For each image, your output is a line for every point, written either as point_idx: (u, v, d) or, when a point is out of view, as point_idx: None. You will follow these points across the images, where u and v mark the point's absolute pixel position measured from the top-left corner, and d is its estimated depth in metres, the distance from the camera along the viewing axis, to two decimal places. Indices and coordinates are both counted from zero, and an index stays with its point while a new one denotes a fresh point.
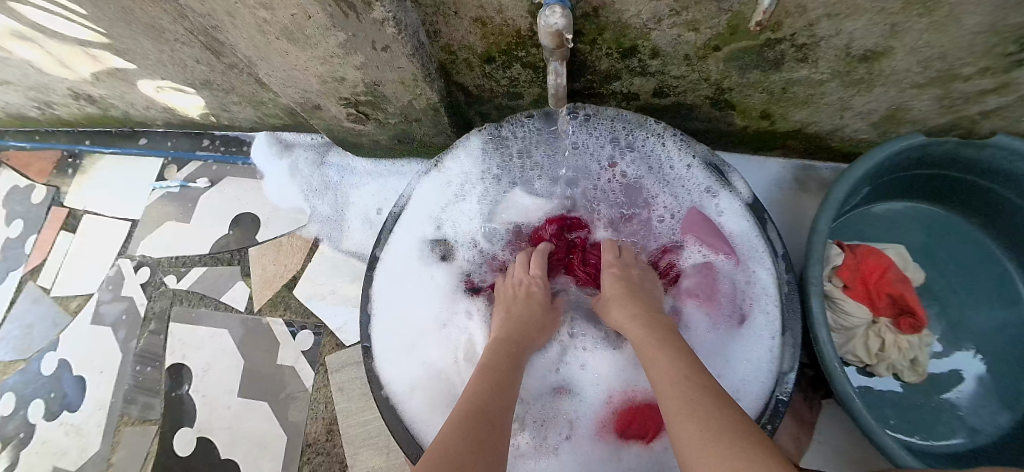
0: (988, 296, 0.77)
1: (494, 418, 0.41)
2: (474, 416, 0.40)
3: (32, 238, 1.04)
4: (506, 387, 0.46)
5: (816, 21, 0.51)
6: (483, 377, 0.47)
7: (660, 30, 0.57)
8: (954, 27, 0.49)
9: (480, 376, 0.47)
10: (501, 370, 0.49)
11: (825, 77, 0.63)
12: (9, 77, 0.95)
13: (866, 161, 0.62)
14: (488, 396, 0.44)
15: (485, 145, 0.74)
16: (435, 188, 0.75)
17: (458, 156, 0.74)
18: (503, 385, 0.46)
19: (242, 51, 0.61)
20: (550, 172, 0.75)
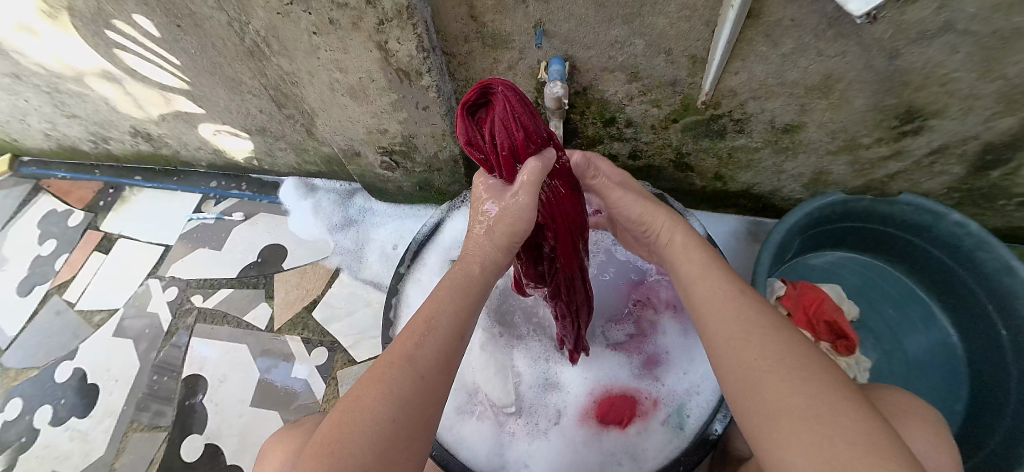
0: (914, 326, 0.91)
1: (422, 407, 0.33)
2: (397, 407, 0.32)
3: (63, 256, 1.11)
4: (449, 351, 0.37)
5: (745, 101, 0.71)
6: (423, 334, 0.37)
7: (632, 106, 0.76)
8: (847, 106, 0.68)
9: (417, 332, 0.38)
10: (446, 327, 0.38)
11: (759, 145, 0.81)
12: (80, 112, 1.08)
13: (796, 213, 0.79)
14: (423, 370, 0.35)
15: None
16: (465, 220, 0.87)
17: None
18: (444, 348, 0.37)
19: (309, 103, 0.77)
20: None
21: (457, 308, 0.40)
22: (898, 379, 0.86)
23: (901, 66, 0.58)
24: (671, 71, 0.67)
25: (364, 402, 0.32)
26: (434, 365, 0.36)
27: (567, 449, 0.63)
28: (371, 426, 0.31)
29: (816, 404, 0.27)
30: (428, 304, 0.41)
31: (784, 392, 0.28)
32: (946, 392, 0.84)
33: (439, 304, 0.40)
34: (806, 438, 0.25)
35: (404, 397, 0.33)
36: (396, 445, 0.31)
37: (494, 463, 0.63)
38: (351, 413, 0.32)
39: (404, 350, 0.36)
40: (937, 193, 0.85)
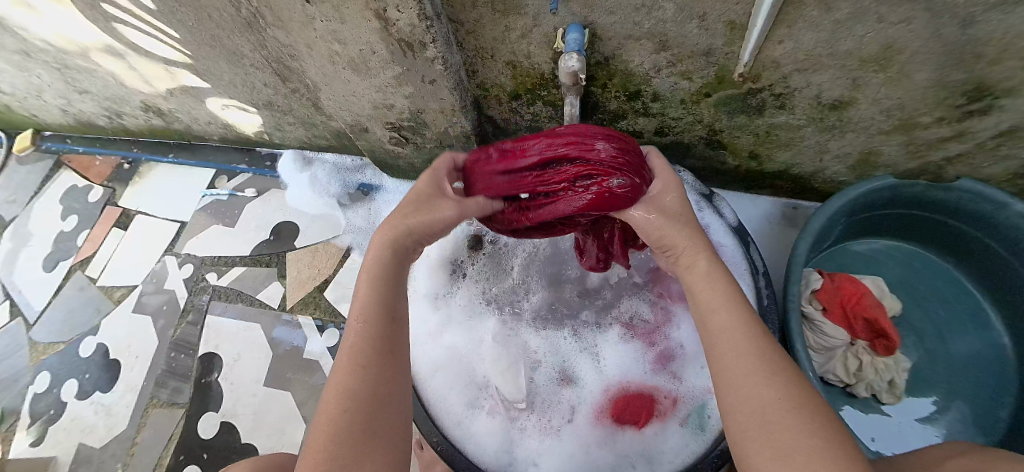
0: (961, 320, 0.83)
1: (383, 390, 0.36)
2: (352, 401, 0.34)
3: (84, 233, 1.13)
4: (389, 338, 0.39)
5: (790, 74, 0.63)
6: (360, 333, 0.39)
7: (660, 78, 0.69)
8: (907, 81, 0.59)
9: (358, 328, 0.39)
10: (373, 319, 0.40)
11: (802, 122, 0.73)
12: (91, 88, 1.06)
13: (838, 198, 0.71)
14: (364, 362, 0.37)
15: None
16: None
17: None
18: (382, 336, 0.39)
19: (311, 77, 0.72)
20: None
21: (379, 292, 0.42)
22: (940, 381, 0.78)
23: (975, 35, 0.49)
24: (705, 39, 0.59)
25: (322, 426, 0.33)
26: (378, 350, 0.38)
27: (579, 449, 0.61)
28: (333, 430, 0.33)
29: (800, 410, 0.29)
30: (356, 308, 0.41)
31: (779, 392, 0.30)
32: (991, 396, 0.76)
33: (362, 299, 0.41)
34: (793, 430, 0.27)
35: (366, 394, 0.35)
36: (375, 428, 0.34)
37: (502, 459, 0.60)
38: (316, 438, 0.33)
39: (345, 353, 0.37)
40: (999, 180, 0.75)
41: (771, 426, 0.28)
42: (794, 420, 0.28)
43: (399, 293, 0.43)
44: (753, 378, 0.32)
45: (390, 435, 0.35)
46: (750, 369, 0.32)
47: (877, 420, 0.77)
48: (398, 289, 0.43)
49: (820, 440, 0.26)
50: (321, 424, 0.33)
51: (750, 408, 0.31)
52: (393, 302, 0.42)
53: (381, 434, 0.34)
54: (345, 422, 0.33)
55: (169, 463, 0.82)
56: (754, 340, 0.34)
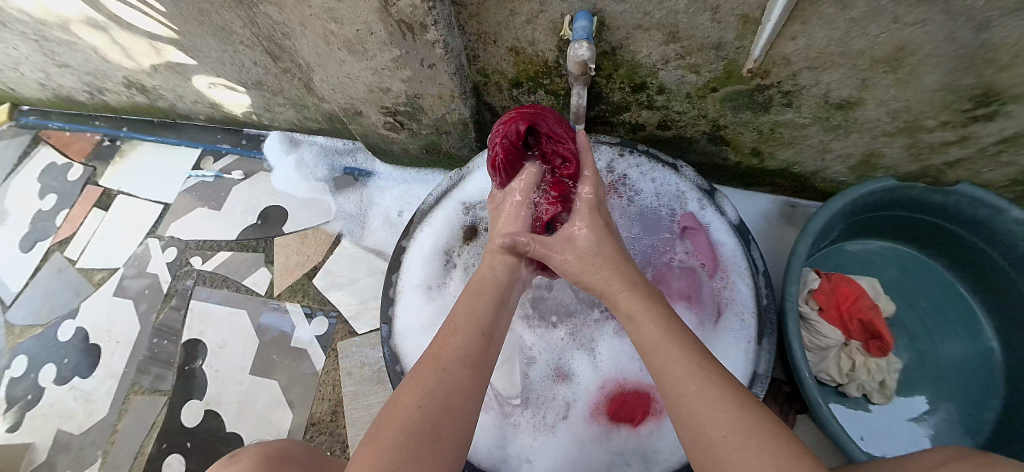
0: (951, 324, 0.83)
1: (457, 398, 0.37)
2: (428, 394, 0.37)
3: (63, 213, 1.09)
4: (476, 351, 0.42)
5: (799, 71, 0.61)
6: (451, 339, 0.43)
7: (666, 70, 0.66)
8: (916, 83, 0.58)
9: (450, 335, 0.44)
10: (467, 332, 0.44)
11: (807, 121, 0.71)
12: (70, 61, 1.00)
13: (840, 199, 0.70)
14: (446, 364, 0.40)
15: None
16: (479, 179, 0.79)
17: None
18: (470, 347, 0.42)
19: (304, 57, 0.69)
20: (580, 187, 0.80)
21: (477, 313, 0.47)
22: (928, 382, 0.79)
23: (989, 40, 0.47)
24: (715, 32, 0.57)
25: (401, 405, 0.36)
26: (463, 360, 0.41)
27: (574, 446, 0.60)
28: (406, 418, 0.35)
29: (750, 438, 0.27)
30: (452, 318, 0.47)
31: (723, 421, 0.29)
32: (978, 399, 0.76)
33: (460, 312, 0.47)
34: (741, 462, 0.26)
35: (444, 394, 0.37)
36: (439, 429, 0.34)
37: (494, 455, 0.60)
38: (391, 417, 0.36)
39: (434, 352, 0.42)
40: (998, 185, 0.75)
41: (724, 462, 0.27)
42: (744, 453, 0.26)
43: (497, 314, 0.48)
44: (695, 412, 0.31)
45: (453, 449, 0.35)
46: (694, 403, 0.32)
47: (868, 420, 0.77)
48: (494, 308, 0.48)
49: (772, 469, 0.24)
50: (400, 405, 0.37)
51: (704, 444, 0.29)
52: (488, 324, 0.46)
53: (444, 439, 0.34)
54: (423, 409, 0.35)
55: (151, 451, 0.80)
56: (694, 373, 0.34)
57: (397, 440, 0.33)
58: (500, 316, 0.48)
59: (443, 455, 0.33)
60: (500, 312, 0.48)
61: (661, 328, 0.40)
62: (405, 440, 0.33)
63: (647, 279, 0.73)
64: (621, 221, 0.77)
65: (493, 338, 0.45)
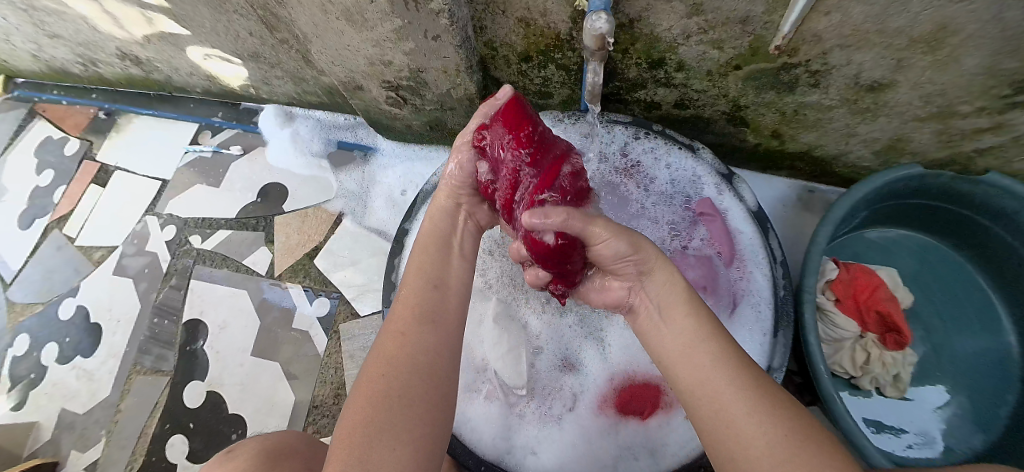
0: (969, 317, 0.80)
1: (427, 358, 0.38)
2: (390, 362, 0.37)
3: (61, 189, 1.07)
4: (439, 309, 0.43)
5: (830, 50, 0.56)
6: (414, 300, 0.43)
7: (687, 46, 0.61)
8: (955, 67, 0.53)
9: (411, 295, 0.44)
10: (419, 287, 0.45)
11: (834, 103, 0.67)
12: (62, 32, 0.96)
13: (863, 188, 0.66)
14: (403, 326, 0.40)
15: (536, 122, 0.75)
16: None
17: None
18: (433, 306, 0.43)
19: (300, 28, 0.64)
20: (594, 168, 0.76)
21: (427, 266, 0.47)
22: (942, 375, 0.77)
23: None
24: (743, 6, 0.51)
25: (372, 377, 0.37)
26: (416, 317, 0.41)
27: (581, 438, 0.59)
28: (378, 391, 0.35)
29: (807, 449, 0.25)
30: (414, 276, 0.47)
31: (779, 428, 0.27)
32: (992, 394, 0.74)
33: (411, 270, 0.47)
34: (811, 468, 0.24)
35: (409, 355, 0.38)
36: (409, 388, 0.35)
37: (500, 446, 0.59)
38: (360, 392, 0.37)
39: (391, 319, 0.42)
40: None
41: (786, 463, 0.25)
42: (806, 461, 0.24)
43: (454, 263, 0.49)
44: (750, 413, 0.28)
45: (432, 407, 0.36)
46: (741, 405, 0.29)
47: (880, 413, 0.76)
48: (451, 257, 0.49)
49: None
50: (373, 378, 0.37)
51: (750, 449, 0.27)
52: (444, 276, 0.47)
53: (416, 397, 0.35)
54: (389, 376, 0.36)
55: (154, 432, 0.80)
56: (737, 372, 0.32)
57: (367, 412, 0.34)
58: (458, 267, 0.49)
59: (422, 412, 0.35)
60: (460, 265, 0.49)
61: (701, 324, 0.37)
62: (377, 410, 0.34)
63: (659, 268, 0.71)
64: (638, 205, 0.75)
65: (457, 293, 0.46)
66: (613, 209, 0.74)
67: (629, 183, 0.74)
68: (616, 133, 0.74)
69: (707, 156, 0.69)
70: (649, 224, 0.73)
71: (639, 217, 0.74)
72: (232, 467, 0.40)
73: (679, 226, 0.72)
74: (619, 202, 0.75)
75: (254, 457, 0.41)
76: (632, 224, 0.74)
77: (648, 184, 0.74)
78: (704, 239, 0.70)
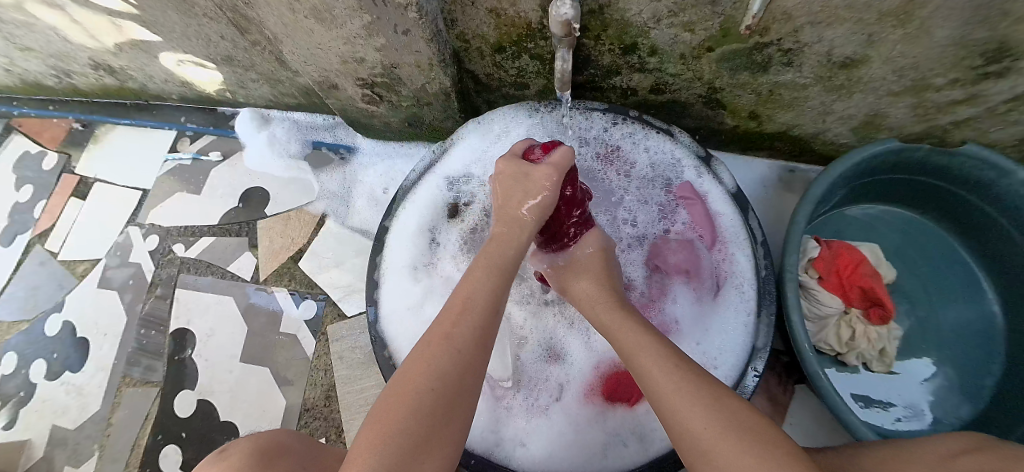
0: (951, 289, 0.81)
1: (466, 378, 0.38)
2: (440, 376, 0.36)
3: (41, 203, 1.05)
4: (485, 330, 0.41)
5: (801, 27, 0.56)
6: (460, 314, 0.41)
7: (659, 29, 0.61)
8: (926, 39, 0.53)
9: (458, 309, 0.42)
10: (479, 306, 0.42)
11: (808, 81, 0.67)
12: (33, 44, 0.94)
13: (840, 165, 0.66)
14: (459, 345, 0.39)
15: (513, 114, 0.75)
16: (464, 152, 0.77)
17: (495, 118, 0.75)
18: (481, 325, 0.41)
19: (270, 28, 0.63)
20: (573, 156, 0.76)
21: (492, 286, 0.44)
22: (928, 348, 0.78)
23: None
24: None
25: (408, 390, 0.36)
26: (473, 338, 0.40)
27: (569, 427, 0.59)
28: (417, 405, 0.34)
29: (727, 435, 0.28)
30: (464, 288, 0.44)
31: (701, 418, 0.30)
32: (976, 364, 0.75)
33: (474, 286, 0.44)
34: (724, 456, 0.27)
35: (457, 379, 0.37)
36: (453, 411, 0.35)
37: (489, 439, 0.59)
38: (398, 399, 0.35)
39: (443, 330, 0.40)
40: (1005, 146, 0.72)
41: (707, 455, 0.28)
42: (719, 447, 0.28)
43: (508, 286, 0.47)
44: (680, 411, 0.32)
45: (459, 426, 0.36)
46: (677, 402, 0.33)
47: (868, 388, 0.76)
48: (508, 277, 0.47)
49: (751, 456, 0.26)
50: (409, 389, 0.36)
51: (687, 443, 0.31)
52: (498, 298, 0.45)
53: (451, 417, 0.36)
54: (424, 390, 0.35)
55: (147, 443, 0.80)
56: (672, 373, 0.35)
57: (407, 427, 0.33)
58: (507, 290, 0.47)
59: (452, 430, 0.35)
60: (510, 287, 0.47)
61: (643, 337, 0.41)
62: (420, 425, 0.33)
63: (642, 254, 0.71)
64: (618, 193, 0.74)
65: (502, 317, 0.45)
66: (593, 196, 0.74)
67: (609, 169, 0.75)
68: (594, 120, 0.74)
69: (684, 140, 0.69)
70: (631, 207, 0.73)
71: (620, 204, 0.74)
72: (223, 465, 0.39)
73: (661, 209, 0.72)
74: (599, 189, 0.75)
75: (244, 457, 0.40)
76: (613, 211, 0.74)
77: (628, 170, 0.74)
78: (685, 223, 0.70)
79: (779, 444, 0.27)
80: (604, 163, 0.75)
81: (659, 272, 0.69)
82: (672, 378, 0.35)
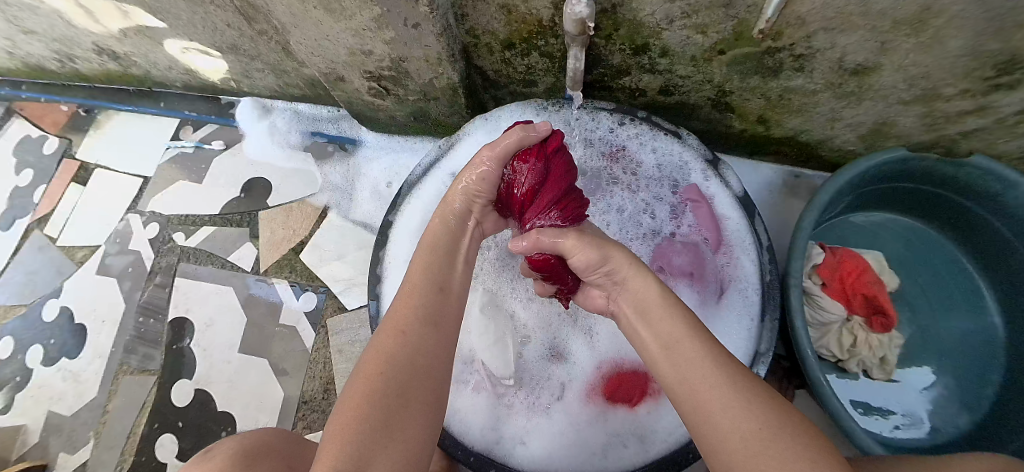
0: (953, 300, 0.81)
1: (422, 359, 0.38)
2: (394, 361, 0.37)
3: (42, 188, 1.04)
4: (435, 309, 0.43)
5: (814, 33, 0.55)
6: (411, 301, 0.43)
7: (671, 31, 0.60)
8: (939, 48, 0.53)
9: (410, 296, 0.44)
10: (423, 291, 0.45)
11: (818, 88, 0.67)
12: (36, 27, 0.93)
13: (849, 172, 0.66)
14: (406, 327, 0.40)
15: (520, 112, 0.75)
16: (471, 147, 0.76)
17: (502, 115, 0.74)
18: (428, 306, 0.43)
19: (277, 18, 0.62)
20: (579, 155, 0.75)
21: (433, 270, 0.47)
22: (928, 358, 0.77)
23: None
24: None
25: (366, 375, 0.36)
26: (423, 320, 0.41)
27: (570, 427, 0.59)
28: (373, 389, 0.34)
29: (780, 438, 0.26)
30: (413, 274, 0.47)
31: (755, 417, 0.27)
32: (976, 374, 0.75)
33: (417, 272, 0.47)
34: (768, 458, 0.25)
35: (411, 359, 0.38)
36: (409, 391, 0.35)
37: (488, 437, 0.59)
38: (356, 388, 0.35)
39: (396, 319, 0.41)
40: (1012, 158, 0.71)
41: (759, 457, 0.25)
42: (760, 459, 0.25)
43: (452, 265, 0.50)
44: (727, 406, 0.28)
45: (424, 411, 0.35)
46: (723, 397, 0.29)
47: (868, 395, 0.76)
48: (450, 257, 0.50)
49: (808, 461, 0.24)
50: (367, 376, 0.36)
51: (729, 443, 0.27)
52: (442, 278, 0.47)
53: (415, 401, 0.35)
54: (384, 373, 0.36)
55: (143, 432, 0.80)
56: (718, 367, 0.32)
57: (363, 411, 0.32)
58: (453, 271, 0.49)
59: (415, 416, 0.34)
60: (458, 271, 0.50)
61: (681, 324, 0.36)
62: (376, 406, 0.33)
63: (646, 254, 0.71)
64: (624, 192, 0.74)
65: (457, 300, 0.47)
66: (598, 195, 0.74)
67: (615, 169, 0.74)
68: (602, 119, 0.74)
69: (693, 142, 0.69)
70: (635, 209, 0.73)
71: (625, 204, 0.73)
72: (209, 466, 0.39)
73: (664, 212, 0.71)
74: (605, 189, 0.74)
75: (231, 458, 0.40)
76: (618, 211, 0.73)
77: (635, 170, 0.73)
78: (690, 226, 0.70)
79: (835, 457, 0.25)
80: (610, 163, 0.75)
81: (663, 273, 0.69)
82: (715, 371, 0.31)
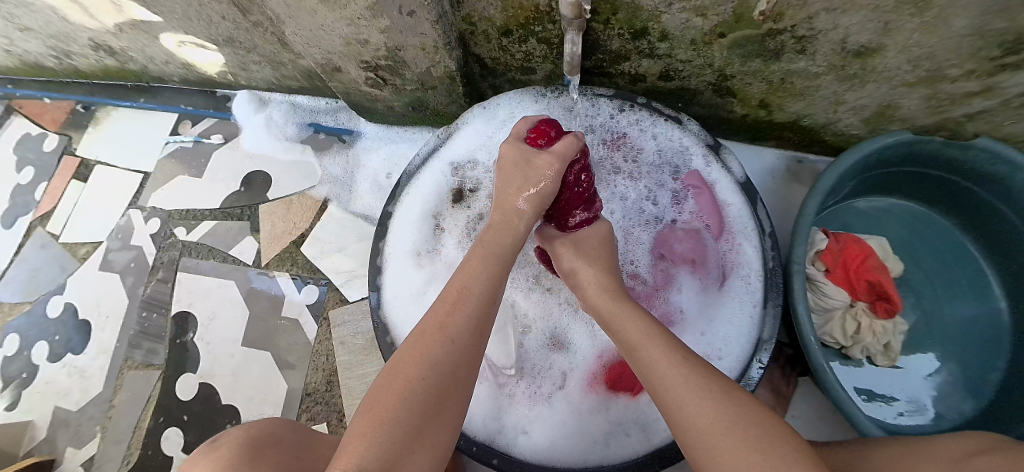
0: (958, 285, 0.80)
1: (459, 369, 0.37)
2: (432, 367, 0.36)
3: (43, 185, 1.05)
4: (480, 319, 0.42)
5: (816, 14, 0.54)
6: (455, 305, 0.42)
7: (670, 14, 0.59)
8: (943, 28, 0.52)
9: (455, 300, 0.43)
10: (474, 298, 0.43)
11: (820, 70, 0.66)
12: (31, 24, 0.92)
13: (852, 155, 0.65)
14: (454, 336, 0.39)
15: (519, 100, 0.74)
16: (470, 137, 0.76)
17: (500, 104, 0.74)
18: (474, 316, 0.42)
19: (272, 8, 0.62)
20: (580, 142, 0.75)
21: (485, 280, 0.45)
22: (933, 343, 0.77)
23: None
24: None
25: (401, 375, 0.36)
26: (467, 331, 0.40)
27: (571, 415, 0.59)
28: (409, 392, 0.34)
29: (732, 429, 0.28)
30: (459, 277, 0.46)
31: (710, 413, 0.30)
32: (981, 360, 0.75)
33: (469, 278, 0.45)
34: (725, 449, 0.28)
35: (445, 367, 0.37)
36: (444, 403, 0.35)
37: (490, 427, 0.59)
38: (393, 387, 0.35)
39: (437, 320, 0.41)
40: (1018, 139, 0.70)
41: (715, 454, 0.28)
42: (718, 452, 0.28)
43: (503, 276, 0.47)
44: (684, 404, 0.32)
45: (451, 420, 0.35)
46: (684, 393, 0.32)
47: (871, 381, 0.76)
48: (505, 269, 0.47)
49: (761, 453, 0.26)
50: (401, 376, 0.36)
51: (690, 437, 0.31)
52: (492, 289, 0.45)
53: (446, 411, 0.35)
54: (416, 376, 0.35)
55: (149, 426, 0.80)
56: (679, 365, 0.35)
57: (398, 416, 0.32)
58: (503, 283, 0.47)
59: (444, 427, 0.34)
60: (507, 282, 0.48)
61: None
62: (410, 412, 0.33)
63: (647, 242, 0.70)
64: (625, 179, 0.74)
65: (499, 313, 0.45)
66: (599, 183, 0.73)
67: (616, 156, 0.73)
68: (602, 106, 0.73)
69: (694, 128, 0.68)
70: (636, 197, 0.72)
71: (626, 191, 0.73)
72: (215, 456, 0.39)
73: (666, 198, 0.71)
74: (606, 176, 0.74)
75: (238, 445, 0.40)
76: (619, 198, 0.73)
77: (636, 157, 0.73)
78: (691, 213, 0.69)
79: (789, 442, 0.27)
80: (610, 150, 0.74)
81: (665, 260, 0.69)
82: (678, 370, 0.34)
